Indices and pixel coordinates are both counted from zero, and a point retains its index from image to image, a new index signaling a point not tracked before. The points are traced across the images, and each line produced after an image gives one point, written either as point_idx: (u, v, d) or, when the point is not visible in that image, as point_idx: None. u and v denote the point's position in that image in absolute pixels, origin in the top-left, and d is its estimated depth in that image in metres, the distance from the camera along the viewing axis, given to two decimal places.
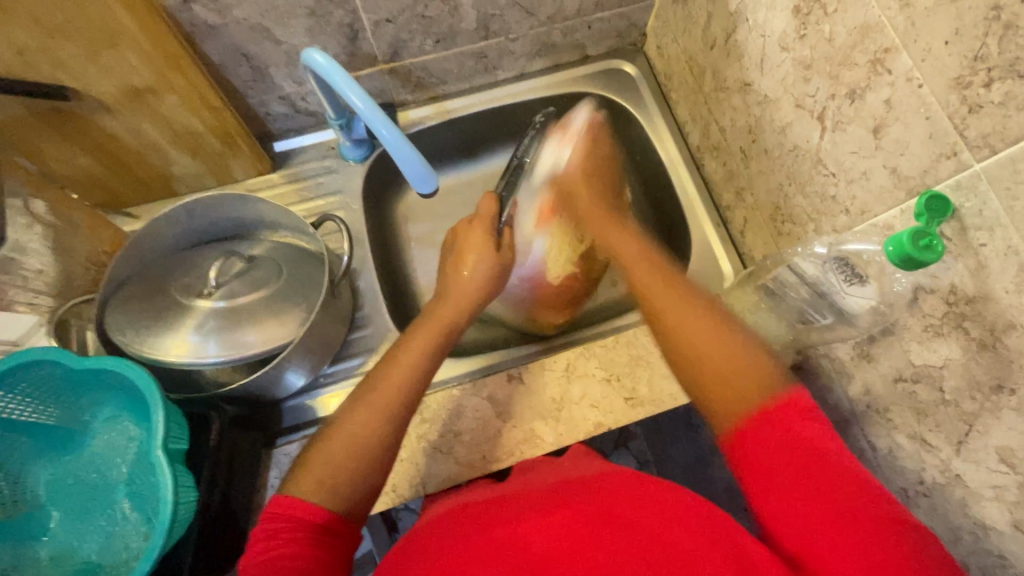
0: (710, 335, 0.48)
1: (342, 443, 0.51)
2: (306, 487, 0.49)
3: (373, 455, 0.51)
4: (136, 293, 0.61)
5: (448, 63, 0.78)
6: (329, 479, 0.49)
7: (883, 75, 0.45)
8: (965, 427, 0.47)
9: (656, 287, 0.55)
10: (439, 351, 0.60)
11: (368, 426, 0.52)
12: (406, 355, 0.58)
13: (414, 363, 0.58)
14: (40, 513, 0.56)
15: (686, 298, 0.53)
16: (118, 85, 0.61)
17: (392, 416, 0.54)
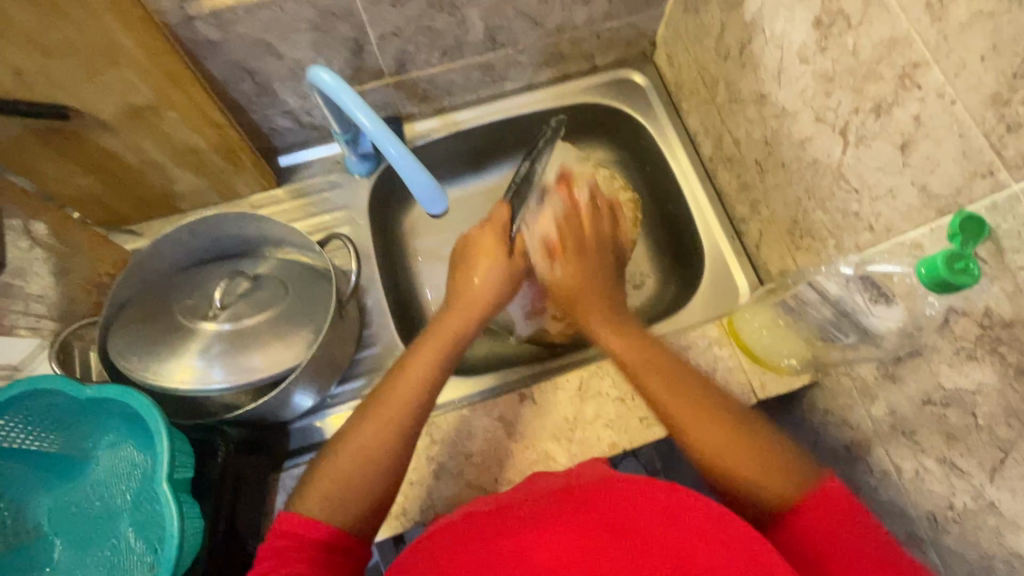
0: (747, 452, 0.50)
1: (352, 454, 0.50)
2: (312, 502, 0.48)
3: (387, 463, 0.51)
4: (139, 315, 0.60)
5: (455, 75, 0.77)
6: (336, 492, 0.49)
7: (912, 89, 0.43)
8: (999, 454, 0.44)
9: (682, 406, 0.53)
10: (448, 361, 0.58)
11: (377, 437, 0.51)
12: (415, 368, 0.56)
13: (418, 378, 0.55)
14: (43, 544, 0.55)
15: (716, 417, 0.52)
16: (120, 105, 0.60)
17: (401, 427, 0.52)
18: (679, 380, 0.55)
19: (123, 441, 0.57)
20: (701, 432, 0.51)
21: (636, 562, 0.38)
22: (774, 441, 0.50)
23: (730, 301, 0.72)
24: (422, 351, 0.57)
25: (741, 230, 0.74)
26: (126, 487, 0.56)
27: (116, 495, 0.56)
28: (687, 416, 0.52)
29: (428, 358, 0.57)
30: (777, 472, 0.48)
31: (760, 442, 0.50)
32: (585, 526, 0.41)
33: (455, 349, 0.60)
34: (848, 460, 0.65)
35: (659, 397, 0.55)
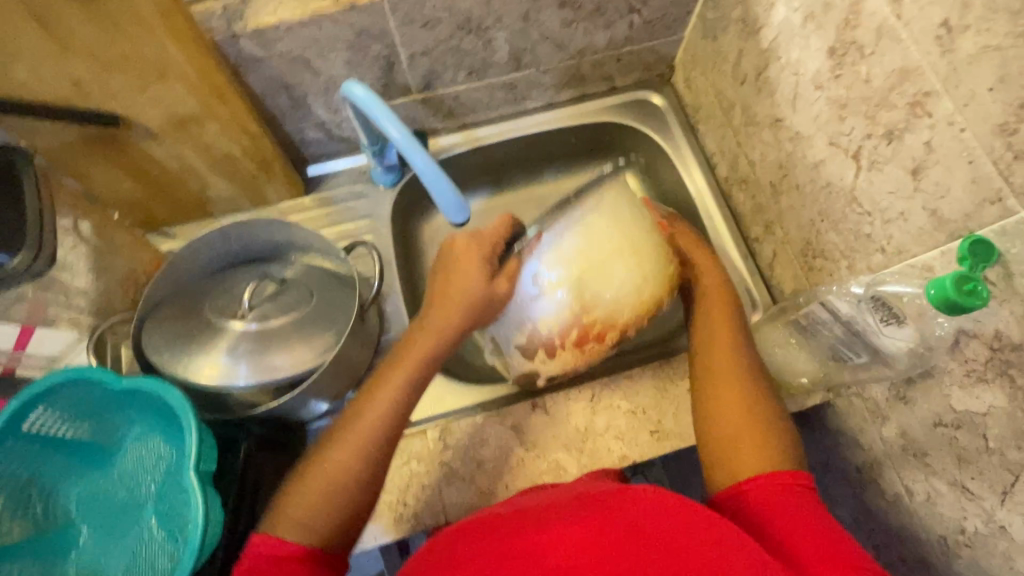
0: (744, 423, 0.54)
1: (323, 480, 0.52)
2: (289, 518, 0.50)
3: (359, 486, 0.52)
4: (171, 312, 0.62)
5: (479, 93, 0.80)
6: (307, 517, 0.50)
7: (923, 117, 0.44)
8: (1010, 477, 0.45)
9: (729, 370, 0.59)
10: (420, 384, 0.58)
11: (346, 462, 0.53)
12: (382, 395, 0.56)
13: (385, 404, 0.56)
14: (70, 529, 0.57)
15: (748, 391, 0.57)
16: (165, 115, 0.63)
17: (366, 450, 0.53)
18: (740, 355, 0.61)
19: (152, 433, 0.60)
20: (732, 392, 0.57)
21: (652, 560, 0.40)
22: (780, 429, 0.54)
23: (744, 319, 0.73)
24: (388, 384, 0.57)
25: (755, 250, 0.76)
26: (153, 478, 0.59)
27: (143, 485, 0.59)
28: (727, 379, 0.58)
29: (394, 382, 0.57)
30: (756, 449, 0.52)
31: (773, 425, 0.54)
32: (591, 527, 0.42)
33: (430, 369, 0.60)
34: (860, 481, 0.65)
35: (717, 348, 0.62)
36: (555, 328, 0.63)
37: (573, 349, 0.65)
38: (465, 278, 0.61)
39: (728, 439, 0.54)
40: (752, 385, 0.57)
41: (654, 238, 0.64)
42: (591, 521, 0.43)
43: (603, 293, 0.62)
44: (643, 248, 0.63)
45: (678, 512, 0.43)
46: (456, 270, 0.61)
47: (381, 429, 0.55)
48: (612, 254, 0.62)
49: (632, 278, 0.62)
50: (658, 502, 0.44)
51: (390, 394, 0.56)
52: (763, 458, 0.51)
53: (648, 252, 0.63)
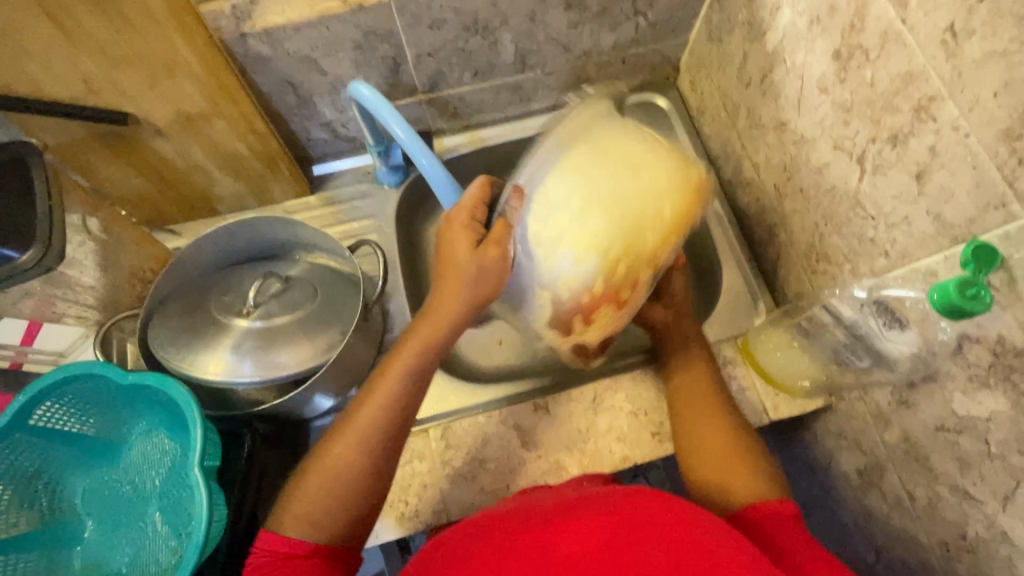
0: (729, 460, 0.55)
1: (321, 477, 0.51)
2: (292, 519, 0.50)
3: (355, 483, 0.52)
4: (177, 309, 0.63)
5: (485, 94, 0.80)
6: (307, 513, 0.50)
7: (927, 122, 0.44)
8: (1012, 483, 0.45)
9: (703, 410, 0.59)
10: (422, 373, 0.56)
11: (343, 459, 0.52)
12: (380, 387, 0.55)
13: (383, 398, 0.54)
14: (75, 523, 0.58)
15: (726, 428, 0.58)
16: (174, 113, 0.64)
17: (363, 447, 0.53)
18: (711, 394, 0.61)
19: (156, 429, 0.60)
20: (709, 426, 0.58)
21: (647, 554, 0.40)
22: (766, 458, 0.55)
23: (747, 321, 0.73)
24: (387, 376, 0.55)
25: (759, 253, 0.76)
26: (157, 473, 0.59)
27: (147, 480, 0.59)
28: (704, 421, 0.58)
29: (393, 373, 0.55)
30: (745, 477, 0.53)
31: (754, 456, 0.55)
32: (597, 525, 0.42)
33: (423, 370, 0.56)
34: (862, 485, 0.65)
35: (688, 389, 0.62)
36: (578, 284, 0.53)
37: (607, 303, 0.55)
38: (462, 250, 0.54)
39: (716, 469, 0.55)
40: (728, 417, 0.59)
41: (650, 154, 0.54)
42: (596, 522, 0.43)
43: (603, 227, 0.51)
44: (637, 170, 0.53)
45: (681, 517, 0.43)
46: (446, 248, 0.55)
47: (377, 421, 0.54)
48: (598, 177, 0.52)
49: (632, 203, 0.52)
50: (660, 508, 0.44)
51: (389, 388, 0.54)
52: (754, 488, 0.53)
53: (645, 168, 0.53)
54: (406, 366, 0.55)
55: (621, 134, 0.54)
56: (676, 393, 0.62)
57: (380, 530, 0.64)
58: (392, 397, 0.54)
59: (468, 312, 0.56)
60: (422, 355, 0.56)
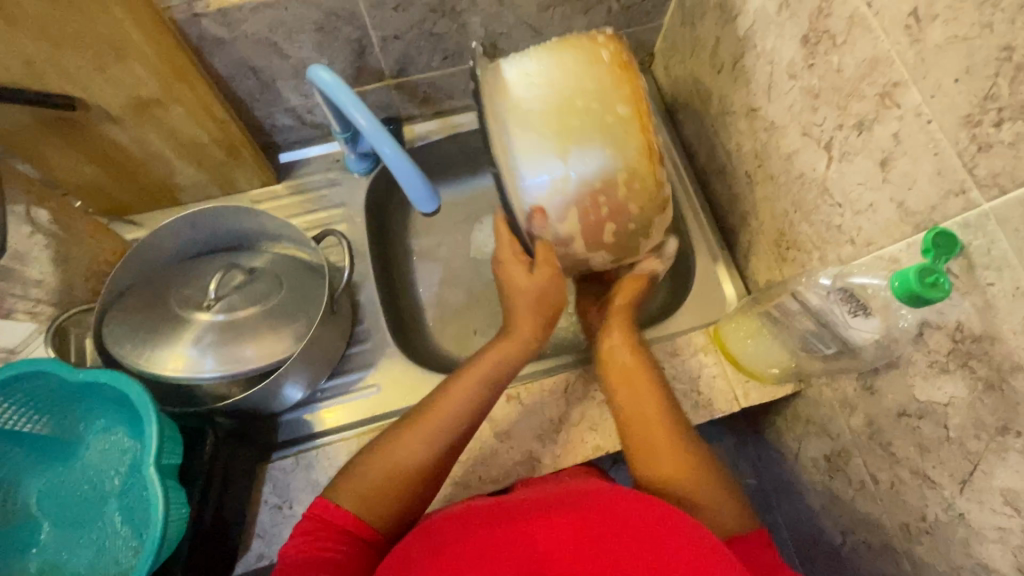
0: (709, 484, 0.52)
1: (382, 472, 0.51)
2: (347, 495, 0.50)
3: (415, 480, 0.52)
4: (135, 303, 0.61)
5: (455, 79, 0.78)
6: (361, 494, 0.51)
7: (892, 108, 0.44)
8: (969, 466, 0.45)
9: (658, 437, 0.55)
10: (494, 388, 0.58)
11: (411, 451, 0.53)
12: (454, 396, 0.56)
13: (457, 404, 0.56)
14: (30, 525, 0.56)
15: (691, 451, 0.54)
16: (126, 97, 0.61)
17: (435, 448, 0.53)
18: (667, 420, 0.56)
19: (116, 426, 0.59)
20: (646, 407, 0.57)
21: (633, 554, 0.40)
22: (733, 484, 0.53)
23: (719, 309, 0.73)
24: (458, 386, 0.57)
25: (731, 240, 0.76)
26: (117, 471, 0.57)
27: (106, 479, 0.57)
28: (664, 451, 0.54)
29: (470, 385, 0.57)
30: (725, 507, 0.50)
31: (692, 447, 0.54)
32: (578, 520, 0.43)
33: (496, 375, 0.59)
34: (828, 470, 0.67)
35: (637, 418, 0.57)
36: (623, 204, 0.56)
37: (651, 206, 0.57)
38: (523, 280, 0.61)
39: (645, 446, 0.54)
40: (665, 404, 0.58)
41: (562, 74, 0.54)
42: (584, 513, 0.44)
43: (596, 164, 0.54)
44: (582, 108, 0.53)
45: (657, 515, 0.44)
46: (512, 282, 0.62)
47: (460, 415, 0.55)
48: (553, 132, 0.54)
49: (598, 122, 0.53)
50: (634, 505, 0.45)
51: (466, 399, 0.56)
52: (682, 469, 0.52)
53: (570, 89, 0.54)
54: (476, 383, 0.57)
55: (528, 83, 0.54)
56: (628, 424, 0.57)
57: None
58: (466, 408, 0.56)
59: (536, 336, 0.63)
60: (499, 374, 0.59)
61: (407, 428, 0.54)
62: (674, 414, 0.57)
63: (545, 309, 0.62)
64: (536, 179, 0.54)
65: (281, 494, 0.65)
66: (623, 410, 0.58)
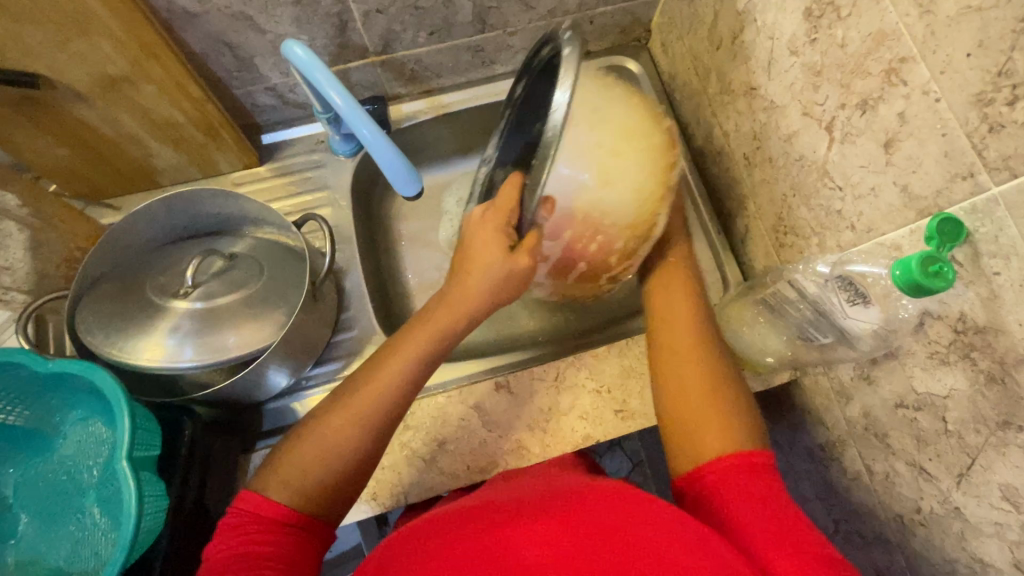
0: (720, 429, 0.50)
1: (313, 455, 0.48)
2: (277, 486, 0.47)
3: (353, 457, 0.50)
4: (109, 291, 0.59)
5: (443, 56, 0.75)
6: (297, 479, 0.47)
7: (897, 86, 0.42)
8: (967, 460, 0.44)
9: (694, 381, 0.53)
10: (431, 360, 0.54)
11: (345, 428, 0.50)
12: (388, 364, 0.52)
13: (393, 374, 0.52)
14: (9, 516, 0.55)
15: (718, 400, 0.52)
16: (93, 74, 0.58)
17: (373, 429, 0.50)
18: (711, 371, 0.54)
19: (93, 417, 0.57)
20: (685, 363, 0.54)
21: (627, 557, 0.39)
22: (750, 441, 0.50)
23: (715, 296, 0.71)
24: (395, 356, 0.53)
25: (728, 225, 0.74)
26: (96, 463, 0.56)
27: (84, 471, 0.56)
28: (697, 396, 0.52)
29: (406, 354, 0.53)
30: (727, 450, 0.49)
31: (724, 404, 0.51)
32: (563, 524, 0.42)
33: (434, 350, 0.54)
34: (823, 459, 0.66)
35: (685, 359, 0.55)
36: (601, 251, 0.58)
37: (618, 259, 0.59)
38: (487, 251, 0.52)
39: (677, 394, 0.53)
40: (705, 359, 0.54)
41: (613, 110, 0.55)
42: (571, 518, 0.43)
43: (615, 194, 0.55)
44: (630, 134, 0.55)
45: (666, 521, 0.42)
46: (475, 252, 0.52)
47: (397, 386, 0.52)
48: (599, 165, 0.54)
49: (634, 152, 0.55)
50: (640, 505, 0.44)
51: (398, 362, 0.52)
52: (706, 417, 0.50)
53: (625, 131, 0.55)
54: (415, 352, 0.53)
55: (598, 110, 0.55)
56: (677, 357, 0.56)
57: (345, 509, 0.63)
58: (402, 377, 0.52)
59: (486, 308, 0.54)
60: (429, 345, 0.53)
61: (339, 404, 0.51)
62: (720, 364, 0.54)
63: (499, 290, 0.53)
64: (563, 186, 0.54)
65: None
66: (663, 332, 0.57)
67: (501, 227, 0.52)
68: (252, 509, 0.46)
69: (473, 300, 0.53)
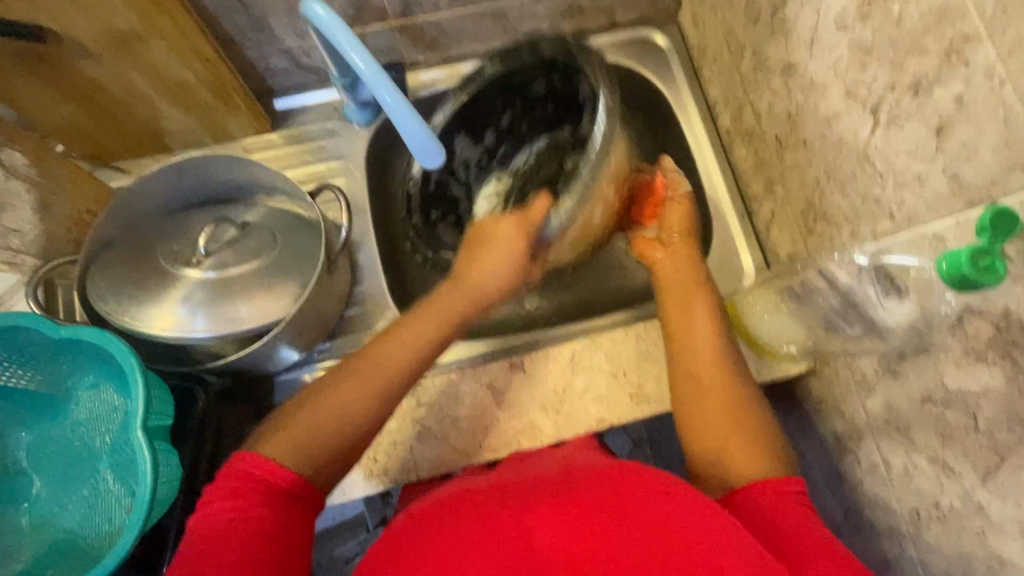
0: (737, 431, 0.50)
1: (333, 409, 0.48)
2: (277, 450, 0.46)
3: (365, 422, 0.49)
4: (121, 257, 0.58)
5: (464, 22, 0.72)
6: (298, 447, 0.46)
7: (957, 67, 0.39)
8: (995, 459, 0.43)
9: (717, 386, 0.53)
10: (443, 339, 0.53)
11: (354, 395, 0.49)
12: (389, 350, 0.51)
13: (396, 359, 0.51)
14: (22, 478, 0.55)
15: (742, 408, 0.52)
16: (102, 29, 0.56)
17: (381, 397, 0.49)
18: (736, 379, 0.54)
19: (103, 384, 0.56)
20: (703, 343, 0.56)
21: (637, 546, 0.39)
22: (779, 436, 0.51)
23: (734, 281, 0.70)
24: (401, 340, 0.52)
25: (752, 209, 0.72)
26: (106, 430, 0.55)
27: (97, 438, 0.55)
28: (724, 402, 0.52)
29: (418, 333, 0.52)
30: (747, 448, 0.49)
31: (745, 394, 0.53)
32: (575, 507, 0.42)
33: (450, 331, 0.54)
34: (836, 449, 0.65)
35: (709, 365, 0.54)
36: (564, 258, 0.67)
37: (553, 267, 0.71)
38: (498, 254, 0.55)
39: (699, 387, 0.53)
40: (723, 354, 0.55)
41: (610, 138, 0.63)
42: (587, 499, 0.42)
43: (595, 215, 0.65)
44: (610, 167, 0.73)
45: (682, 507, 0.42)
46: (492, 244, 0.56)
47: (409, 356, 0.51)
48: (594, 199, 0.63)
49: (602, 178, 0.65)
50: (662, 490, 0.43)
51: (406, 348, 0.51)
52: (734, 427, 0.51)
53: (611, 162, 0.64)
54: (428, 333, 0.53)
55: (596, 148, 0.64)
56: (695, 354, 0.55)
57: (351, 485, 0.63)
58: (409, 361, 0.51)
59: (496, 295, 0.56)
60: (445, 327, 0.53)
61: (351, 374, 0.50)
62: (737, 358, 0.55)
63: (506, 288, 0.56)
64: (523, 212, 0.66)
65: None
66: (677, 321, 0.58)
67: (524, 225, 0.56)
68: (254, 470, 0.44)
69: (487, 287, 0.55)
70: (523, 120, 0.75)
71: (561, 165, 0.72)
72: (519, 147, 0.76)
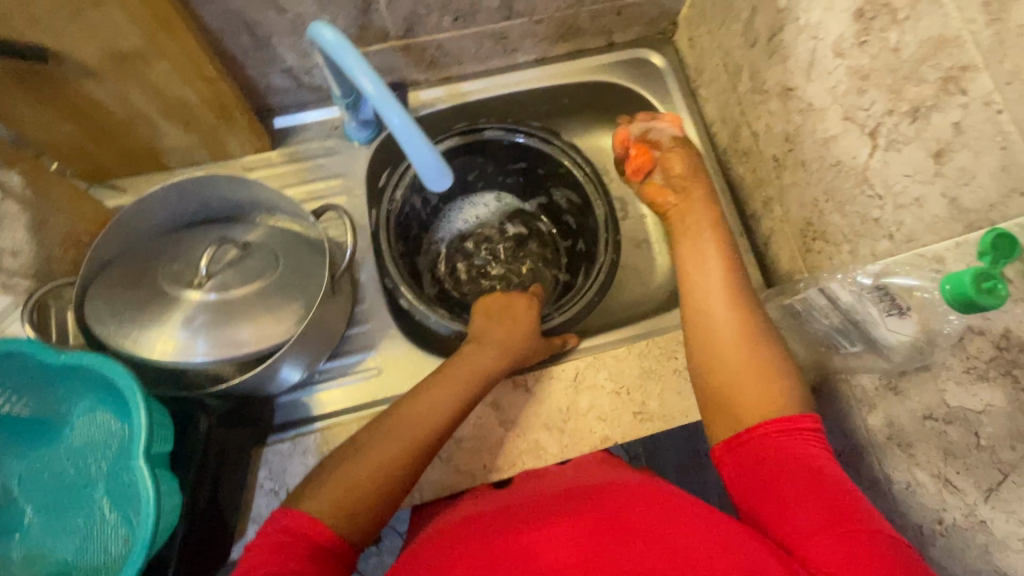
0: (759, 392, 0.50)
1: (370, 466, 0.49)
2: (319, 504, 0.47)
3: (407, 467, 0.51)
4: (120, 278, 0.57)
5: (465, 42, 0.73)
6: (343, 497, 0.47)
7: (955, 95, 0.41)
8: (999, 475, 0.44)
9: (739, 368, 0.52)
10: (473, 397, 0.57)
11: (394, 448, 0.51)
12: (428, 399, 0.55)
13: (435, 405, 0.54)
14: (15, 507, 0.53)
15: (769, 385, 0.50)
16: (104, 50, 0.55)
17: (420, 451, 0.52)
18: (762, 355, 0.52)
19: (100, 408, 0.55)
20: (725, 329, 0.54)
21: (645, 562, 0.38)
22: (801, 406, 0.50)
23: None
24: (441, 390, 0.56)
25: (750, 226, 0.72)
26: (103, 456, 0.54)
27: (94, 464, 0.54)
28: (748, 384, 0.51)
29: (444, 400, 0.55)
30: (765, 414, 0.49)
31: (762, 355, 0.52)
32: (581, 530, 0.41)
33: (484, 382, 0.59)
34: None
35: (728, 340, 0.54)
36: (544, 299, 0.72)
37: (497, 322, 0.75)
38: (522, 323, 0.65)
39: (723, 397, 0.52)
40: (745, 334, 0.54)
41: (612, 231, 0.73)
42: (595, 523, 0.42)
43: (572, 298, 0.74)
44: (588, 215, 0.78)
45: (685, 524, 0.41)
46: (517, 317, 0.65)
47: (449, 403, 0.55)
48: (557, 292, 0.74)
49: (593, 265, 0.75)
50: (668, 511, 0.43)
51: (440, 414, 0.54)
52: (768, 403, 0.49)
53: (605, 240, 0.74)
54: (465, 386, 0.57)
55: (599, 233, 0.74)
56: (716, 334, 0.55)
57: None
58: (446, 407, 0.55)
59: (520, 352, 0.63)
60: (478, 382, 0.58)
61: (388, 427, 0.52)
62: (764, 328, 0.54)
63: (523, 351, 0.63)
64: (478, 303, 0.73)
65: (277, 479, 0.62)
66: (695, 297, 0.58)
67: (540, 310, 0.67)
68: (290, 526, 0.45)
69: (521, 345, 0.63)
70: (484, 179, 0.82)
71: (503, 230, 0.83)
72: (473, 195, 0.83)
